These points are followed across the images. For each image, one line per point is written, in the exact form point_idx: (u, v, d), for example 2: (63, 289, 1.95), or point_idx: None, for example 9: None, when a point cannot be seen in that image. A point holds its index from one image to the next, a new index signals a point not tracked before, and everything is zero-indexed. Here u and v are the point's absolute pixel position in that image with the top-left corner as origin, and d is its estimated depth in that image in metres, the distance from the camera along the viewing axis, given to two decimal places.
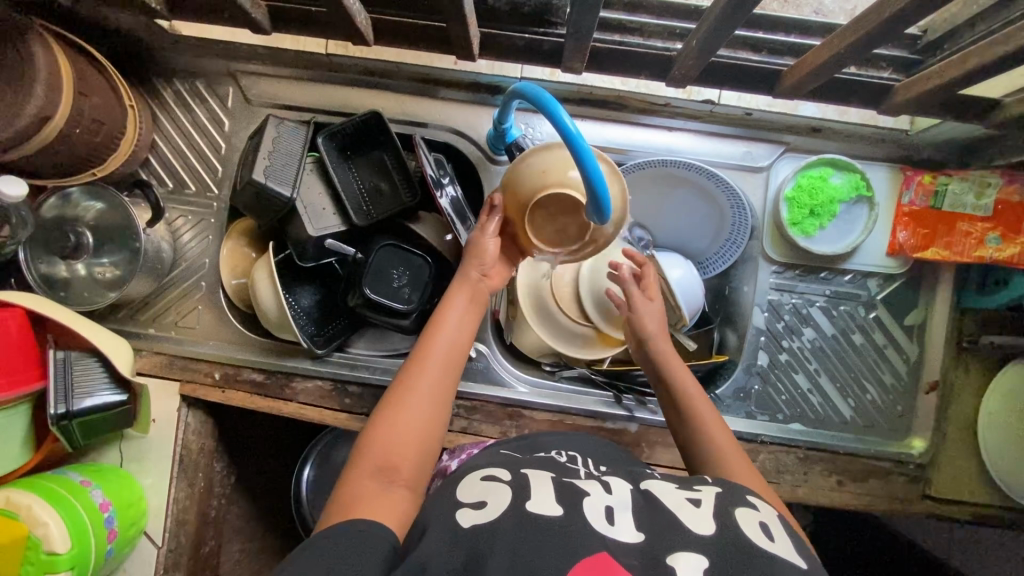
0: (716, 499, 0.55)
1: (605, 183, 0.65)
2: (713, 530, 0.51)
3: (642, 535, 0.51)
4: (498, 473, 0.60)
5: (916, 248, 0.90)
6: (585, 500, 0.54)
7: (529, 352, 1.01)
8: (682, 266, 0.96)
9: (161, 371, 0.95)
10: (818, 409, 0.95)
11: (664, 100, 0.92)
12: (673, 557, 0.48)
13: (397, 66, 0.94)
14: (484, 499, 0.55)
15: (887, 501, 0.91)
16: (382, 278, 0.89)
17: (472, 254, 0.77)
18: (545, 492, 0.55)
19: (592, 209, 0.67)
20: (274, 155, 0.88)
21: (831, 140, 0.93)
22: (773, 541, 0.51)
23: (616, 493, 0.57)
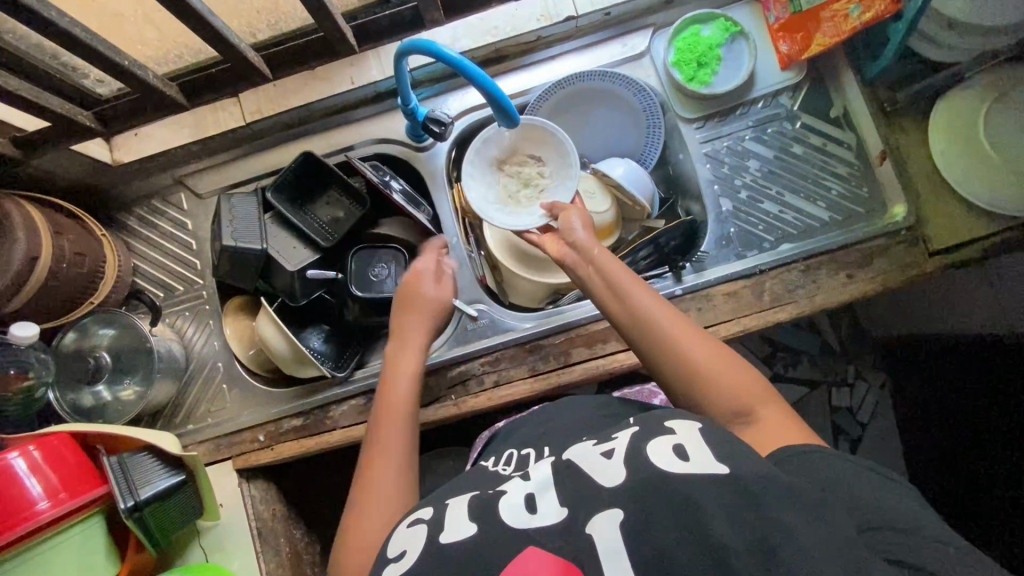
0: (629, 441, 0.61)
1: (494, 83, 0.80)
2: (623, 478, 0.57)
3: (564, 510, 0.57)
4: (421, 514, 0.65)
5: (801, 52, 0.98)
6: (504, 502, 0.61)
7: (527, 301, 1.09)
8: (623, 163, 1.05)
9: (213, 456, 1.00)
10: (797, 223, 0.99)
11: (535, 36, 1.03)
12: (594, 524, 0.54)
13: (307, 108, 1.04)
14: (404, 549, 0.59)
15: (899, 272, 0.93)
16: (365, 276, 0.96)
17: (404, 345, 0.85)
18: (457, 520, 0.61)
19: (496, 109, 0.82)
20: (236, 220, 0.98)
21: (686, 2, 1.03)
22: (690, 460, 0.56)
23: (534, 476, 0.64)
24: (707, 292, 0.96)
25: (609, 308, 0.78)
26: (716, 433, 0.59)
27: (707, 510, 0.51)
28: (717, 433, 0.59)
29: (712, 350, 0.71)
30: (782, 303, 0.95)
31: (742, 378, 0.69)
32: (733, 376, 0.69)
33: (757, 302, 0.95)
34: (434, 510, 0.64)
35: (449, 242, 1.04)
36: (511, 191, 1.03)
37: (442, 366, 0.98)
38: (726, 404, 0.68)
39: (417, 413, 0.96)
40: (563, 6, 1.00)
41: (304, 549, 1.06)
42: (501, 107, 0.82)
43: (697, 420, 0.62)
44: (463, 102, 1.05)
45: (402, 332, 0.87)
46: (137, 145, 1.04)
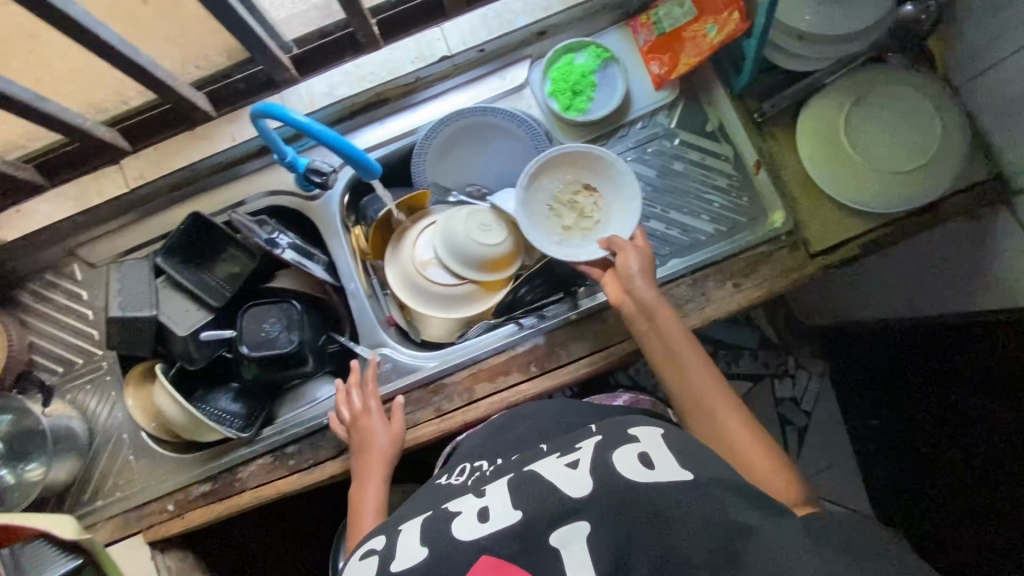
0: (594, 451, 0.66)
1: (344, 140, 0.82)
2: (586, 489, 0.62)
3: (520, 514, 0.62)
4: (375, 542, 0.69)
5: (669, 72, 1.00)
6: (465, 518, 0.65)
7: (440, 338, 1.08)
8: (518, 193, 1.05)
9: (124, 531, 0.98)
10: (684, 238, 1.01)
11: (413, 78, 1.04)
12: (561, 532, 0.60)
13: (192, 167, 1.04)
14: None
15: (782, 277, 0.96)
16: (257, 334, 0.95)
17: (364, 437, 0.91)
18: (413, 541, 0.66)
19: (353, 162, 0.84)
20: (124, 290, 0.97)
21: (558, 32, 1.05)
22: (654, 468, 0.63)
23: (489, 493, 0.68)
24: (601, 314, 0.98)
25: (650, 347, 0.87)
26: (678, 441, 0.67)
27: (669, 516, 0.58)
28: (677, 443, 0.66)
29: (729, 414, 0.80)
30: None
31: (754, 448, 0.76)
32: (743, 438, 0.78)
33: None
34: (388, 538, 0.68)
35: (349, 287, 1.04)
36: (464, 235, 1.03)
37: None
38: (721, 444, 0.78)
39: (326, 465, 0.96)
40: (436, 46, 1.03)
41: None
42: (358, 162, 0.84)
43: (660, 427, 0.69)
44: (348, 148, 1.05)
45: (360, 467, 0.89)
46: (32, 225, 1.04)
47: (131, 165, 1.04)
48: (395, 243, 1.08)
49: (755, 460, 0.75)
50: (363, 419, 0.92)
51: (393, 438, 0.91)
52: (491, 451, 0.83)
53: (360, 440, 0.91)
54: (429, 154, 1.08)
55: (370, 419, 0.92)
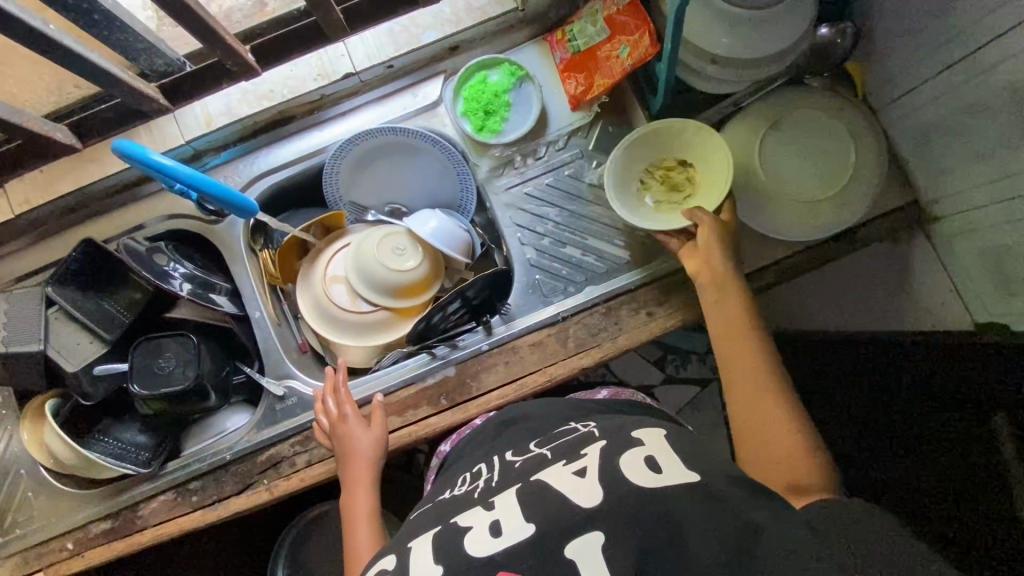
0: (601, 459, 0.63)
1: (219, 184, 0.81)
2: (599, 498, 0.59)
3: (533, 525, 0.58)
4: (385, 564, 0.61)
5: (585, 93, 0.97)
6: (471, 534, 0.60)
7: (359, 364, 1.04)
8: (434, 216, 1.01)
9: (24, 569, 0.96)
10: (600, 264, 0.99)
11: (318, 95, 0.99)
12: (582, 540, 0.56)
13: (82, 191, 0.99)
14: None
15: (697, 305, 0.94)
16: (150, 369, 0.91)
17: (345, 446, 0.87)
18: (420, 557, 0.60)
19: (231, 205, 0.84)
20: (12, 322, 0.93)
21: (470, 47, 1.00)
22: (663, 472, 0.60)
23: (498, 505, 0.63)
24: (513, 343, 0.96)
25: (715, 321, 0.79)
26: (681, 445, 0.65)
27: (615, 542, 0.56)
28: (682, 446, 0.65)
29: (765, 397, 0.72)
30: (586, 348, 0.95)
31: (785, 447, 0.68)
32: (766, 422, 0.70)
33: (562, 349, 0.95)
34: (398, 557, 0.61)
35: (253, 316, 1.00)
36: (382, 258, 1.01)
37: (251, 451, 0.95)
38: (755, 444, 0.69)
39: (229, 501, 0.93)
40: (341, 63, 0.98)
41: None
42: (235, 204, 0.84)
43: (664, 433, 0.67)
44: (251, 169, 1.00)
45: (347, 477, 0.85)
46: None
47: (22, 192, 0.99)
48: (308, 267, 1.05)
49: (774, 458, 0.68)
50: (342, 427, 0.88)
51: (376, 443, 0.87)
52: (485, 455, 0.78)
53: (343, 450, 0.87)
54: (341, 175, 1.03)
55: (349, 426, 0.88)
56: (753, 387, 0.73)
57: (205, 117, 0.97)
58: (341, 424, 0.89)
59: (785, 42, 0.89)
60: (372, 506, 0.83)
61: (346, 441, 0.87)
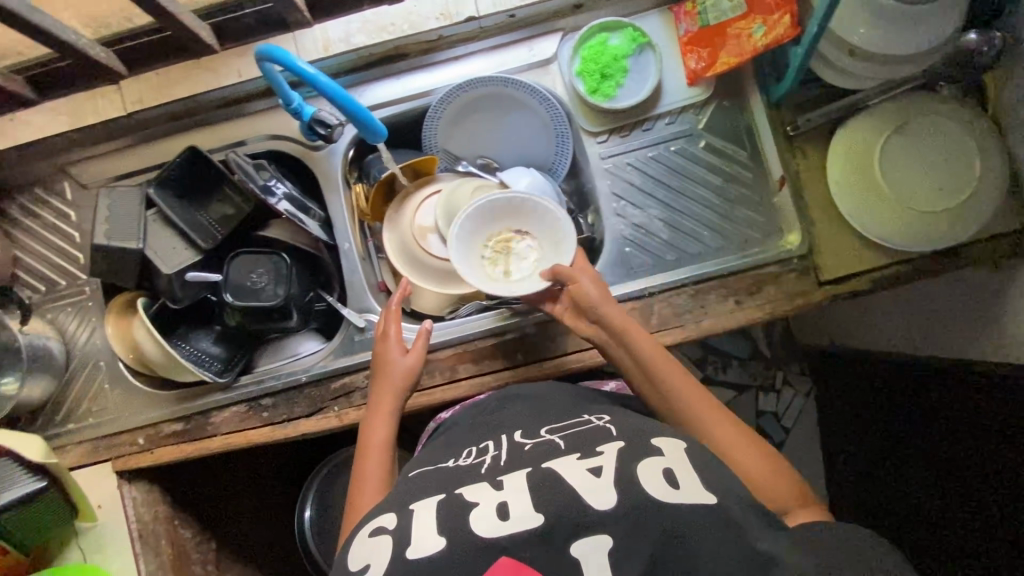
0: (618, 462, 0.63)
1: (353, 99, 0.79)
2: (613, 503, 0.58)
3: (540, 515, 0.59)
4: (384, 521, 0.66)
5: (706, 69, 0.95)
6: (473, 512, 0.61)
7: (432, 311, 1.05)
8: (528, 174, 1.02)
9: (92, 457, 0.99)
10: (693, 245, 0.98)
11: (435, 34, 0.98)
12: (583, 541, 0.57)
13: (193, 100, 1.00)
14: (368, 562, 0.62)
15: (786, 301, 0.93)
16: (241, 282, 0.93)
17: (382, 366, 0.88)
18: (425, 528, 0.62)
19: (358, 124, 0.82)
20: (112, 217, 0.94)
21: (596, 8, 0.98)
22: (679, 487, 0.59)
23: (508, 485, 0.64)
24: None
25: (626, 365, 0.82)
26: (700, 456, 0.64)
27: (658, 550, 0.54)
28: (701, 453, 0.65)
29: (719, 412, 0.75)
30: (668, 328, 0.95)
31: (769, 452, 0.72)
32: (742, 442, 0.72)
33: (644, 325, 0.94)
34: (399, 518, 0.65)
35: (341, 247, 1.01)
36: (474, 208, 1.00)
37: (326, 377, 0.97)
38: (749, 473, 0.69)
39: (299, 423, 0.96)
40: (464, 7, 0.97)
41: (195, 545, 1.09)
42: (365, 124, 0.82)
43: (683, 441, 0.66)
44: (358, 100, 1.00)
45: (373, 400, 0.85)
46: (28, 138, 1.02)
47: (140, 93, 1.01)
48: (396, 209, 1.05)
49: (780, 486, 0.68)
50: (383, 345, 0.89)
51: (409, 371, 0.87)
52: (482, 434, 0.77)
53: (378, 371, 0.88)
54: (442, 119, 1.03)
55: (387, 350, 0.88)
56: (712, 413, 0.75)
57: (325, 44, 0.98)
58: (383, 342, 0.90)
59: (926, 43, 0.86)
60: (389, 435, 0.82)
61: (383, 359, 0.88)
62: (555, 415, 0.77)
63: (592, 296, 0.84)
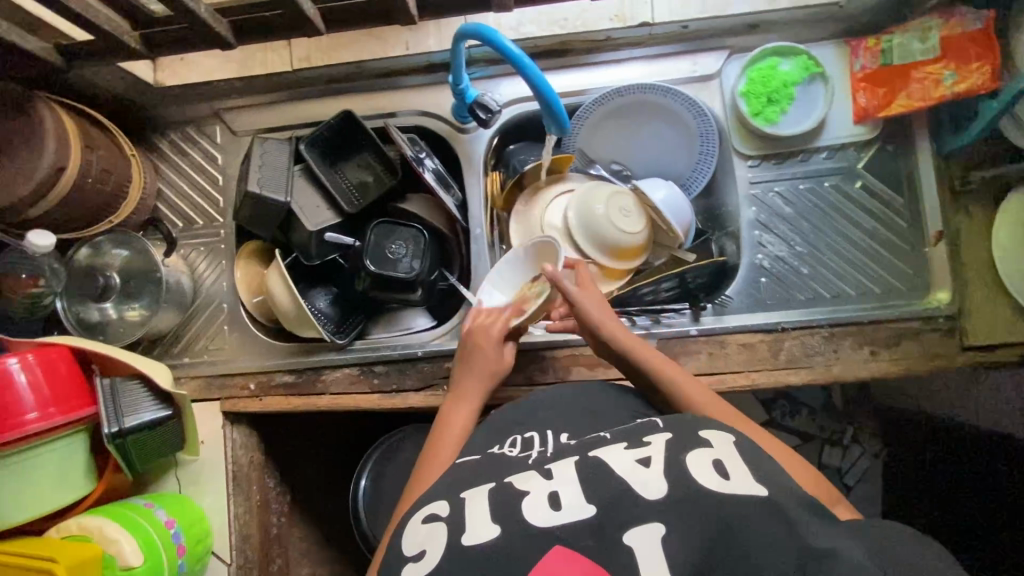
0: (666, 450, 0.62)
1: (551, 87, 0.78)
2: (664, 492, 0.57)
3: (593, 507, 0.58)
4: (438, 508, 0.65)
5: (880, 108, 0.92)
6: (527, 503, 0.60)
7: None
8: (666, 186, 0.99)
9: (202, 394, 1.00)
10: (832, 287, 0.95)
11: (604, 35, 0.97)
12: (634, 532, 0.55)
13: (357, 67, 1.02)
14: (424, 548, 0.61)
15: (927, 361, 0.89)
16: (382, 251, 0.95)
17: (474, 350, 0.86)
18: (480, 514, 0.61)
19: (547, 114, 0.80)
20: (264, 168, 0.95)
21: (772, 31, 0.96)
22: (728, 479, 0.57)
23: (557, 475, 0.64)
24: (722, 337, 0.92)
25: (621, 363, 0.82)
26: (748, 450, 0.62)
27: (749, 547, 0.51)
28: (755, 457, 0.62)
29: (701, 390, 0.78)
30: (796, 366, 0.91)
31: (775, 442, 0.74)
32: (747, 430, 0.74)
33: (771, 359, 0.91)
34: (452, 506, 0.64)
35: (473, 232, 1.01)
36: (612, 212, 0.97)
37: (441, 355, 0.97)
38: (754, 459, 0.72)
39: (408, 396, 0.96)
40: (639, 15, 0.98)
41: (275, 496, 1.11)
42: (554, 115, 0.80)
43: (729, 437, 0.64)
44: (513, 90, 1.01)
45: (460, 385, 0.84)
46: (191, 78, 1.05)
47: (306, 53, 1.04)
48: (527, 201, 1.04)
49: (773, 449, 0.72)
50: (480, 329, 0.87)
51: (499, 365, 0.86)
52: (525, 423, 0.81)
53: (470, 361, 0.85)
54: (589, 120, 1.02)
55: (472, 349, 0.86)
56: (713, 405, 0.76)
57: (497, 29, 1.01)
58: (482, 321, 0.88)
59: None
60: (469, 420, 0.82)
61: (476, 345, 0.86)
62: (607, 423, 0.80)
63: (595, 316, 0.82)
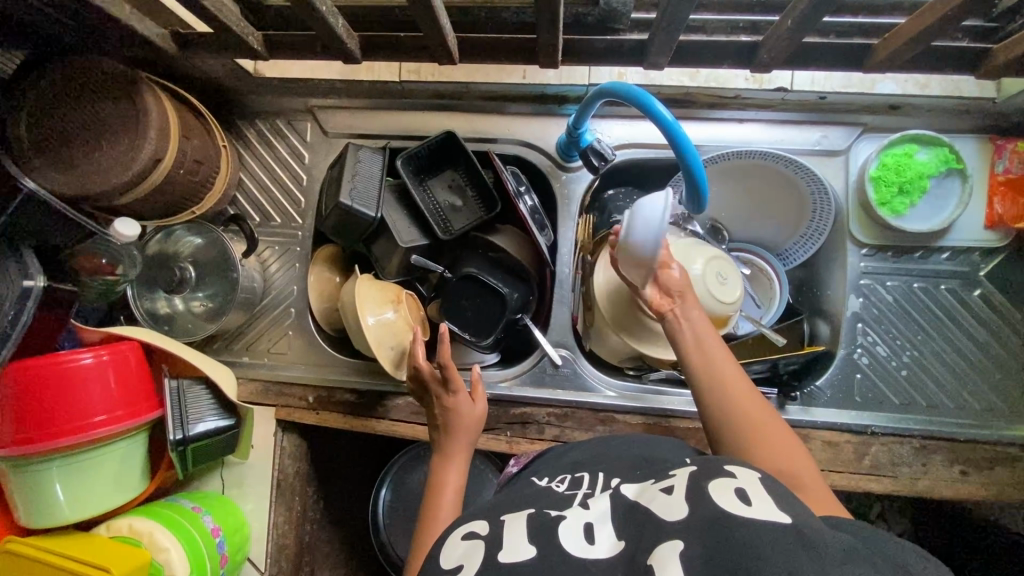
0: (690, 480, 0.55)
1: (703, 170, 0.70)
2: (685, 515, 0.50)
3: (622, 543, 0.52)
4: (476, 526, 0.60)
5: (1016, 218, 0.87)
6: (561, 527, 0.55)
7: (608, 356, 0.98)
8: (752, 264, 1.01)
9: (258, 398, 0.98)
10: (931, 395, 0.90)
11: (734, 93, 0.92)
12: (654, 555, 0.48)
13: (467, 86, 0.97)
14: (460, 563, 0.55)
15: (1020, 491, 0.83)
16: (459, 302, 0.93)
17: (454, 425, 0.78)
18: (516, 535, 0.55)
19: (690, 192, 0.73)
20: (357, 179, 0.90)
21: (911, 116, 0.90)
22: (751, 505, 0.50)
23: (593, 507, 0.58)
24: (808, 431, 0.88)
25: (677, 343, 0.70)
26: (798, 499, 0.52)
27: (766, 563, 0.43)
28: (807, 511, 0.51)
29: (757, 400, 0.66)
30: (880, 474, 0.86)
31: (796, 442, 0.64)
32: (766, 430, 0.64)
33: (855, 463, 0.86)
34: (491, 526, 0.59)
35: (559, 273, 0.97)
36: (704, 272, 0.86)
37: (508, 400, 0.94)
38: (777, 466, 0.61)
39: None
40: (777, 78, 0.94)
41: (310, 504, 1.09)
42: (696, 193, 0.72)
43: (756, 470, 0.56)
44: (624, 133, 0.96)
45: (443, 447, 0.77)
46: (291, 70, 1.01)
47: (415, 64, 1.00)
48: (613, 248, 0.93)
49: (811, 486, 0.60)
50: (449, 398, 0.79)
51: (478, 422, 0.79)
52: (572, 468, 0.72)
53: (447, 424, 0.78)
54: None
55: (455, 396, 0.78)
56: (744, 396, 0.66)
57: (620, 72, 0.99)
58: (450, 397, 0.79)
59: None
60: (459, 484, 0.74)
61: (454, 412, 0.78)
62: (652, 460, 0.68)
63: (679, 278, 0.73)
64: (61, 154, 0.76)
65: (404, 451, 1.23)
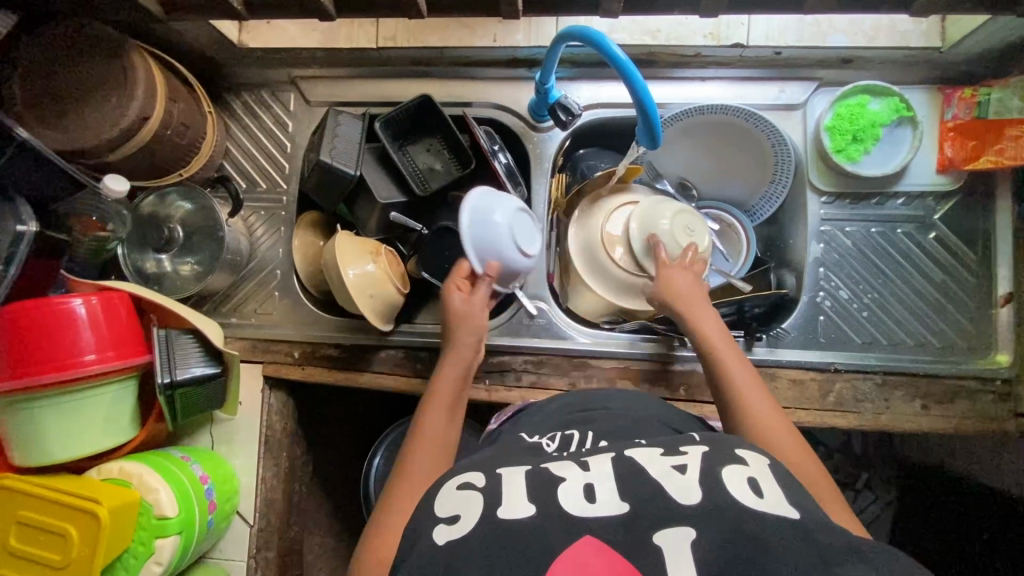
0: (702, 461, 0.57)
1: (654, 104, 0.74)
2: (698, 500, 0.52)
3: (626, 506, 0.53)
4: (472, 478, 0.61)
5: (965, 160, 0.90)
6: (560, 488, 0.56)
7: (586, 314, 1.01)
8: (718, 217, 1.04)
9: (247, 355, 1.01)
10: (891, 334, 0.93)
11: (695, 51, 0.95)
12: (660, 534, 0.50)
13: (441, 51, 1.01)
14: (458, 513, 0.57)
15: (977, 421, 0.87)
16: (438, 256, 0.97)
17: (461, 322, 0.83)
18: (516, 491, 0.57)
19: (644, 131, 0.77)
20: (337, 140, 0.94)
21: (862, 70, 0.95)
22: (762, 498, 0.53)
23: (595, 468, 0.59)
24: (774, 370, 0.91)
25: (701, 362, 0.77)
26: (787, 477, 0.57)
27: (773, 545, 0.47)
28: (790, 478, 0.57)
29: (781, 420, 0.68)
30: (844, 410, 0.89)
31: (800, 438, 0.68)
32: (771, 418, 0.69)
33: (819, 399, 0.89)
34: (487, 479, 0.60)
35: None
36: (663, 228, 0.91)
37: (486, 349, 0.97)
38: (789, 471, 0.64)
39: None
40: (736, 34, 0.94)
41: (298, 463, 1.11)
42: (650, 129, 0.76)
43: (766, 459, 0.59)
44: (593, 94, 1.00)
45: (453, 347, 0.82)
46: None
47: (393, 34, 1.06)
48: (588, 209, 0.97)
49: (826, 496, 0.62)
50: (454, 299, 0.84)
51: (478, 326, 0.84)
52: (565, 424, 0.79)
53: (448, 320, 0.84)
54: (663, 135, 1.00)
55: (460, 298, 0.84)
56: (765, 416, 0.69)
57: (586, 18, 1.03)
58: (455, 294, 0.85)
59: None
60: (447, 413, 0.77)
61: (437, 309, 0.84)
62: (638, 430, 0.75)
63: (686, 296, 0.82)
64: (54, 112, 0.80)
65: (398, 425, 1.24)
